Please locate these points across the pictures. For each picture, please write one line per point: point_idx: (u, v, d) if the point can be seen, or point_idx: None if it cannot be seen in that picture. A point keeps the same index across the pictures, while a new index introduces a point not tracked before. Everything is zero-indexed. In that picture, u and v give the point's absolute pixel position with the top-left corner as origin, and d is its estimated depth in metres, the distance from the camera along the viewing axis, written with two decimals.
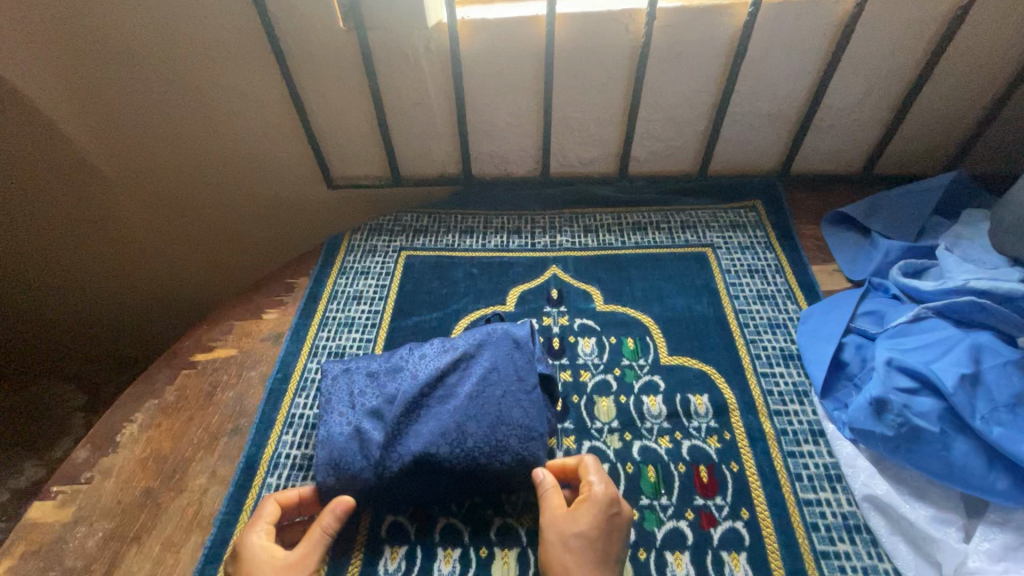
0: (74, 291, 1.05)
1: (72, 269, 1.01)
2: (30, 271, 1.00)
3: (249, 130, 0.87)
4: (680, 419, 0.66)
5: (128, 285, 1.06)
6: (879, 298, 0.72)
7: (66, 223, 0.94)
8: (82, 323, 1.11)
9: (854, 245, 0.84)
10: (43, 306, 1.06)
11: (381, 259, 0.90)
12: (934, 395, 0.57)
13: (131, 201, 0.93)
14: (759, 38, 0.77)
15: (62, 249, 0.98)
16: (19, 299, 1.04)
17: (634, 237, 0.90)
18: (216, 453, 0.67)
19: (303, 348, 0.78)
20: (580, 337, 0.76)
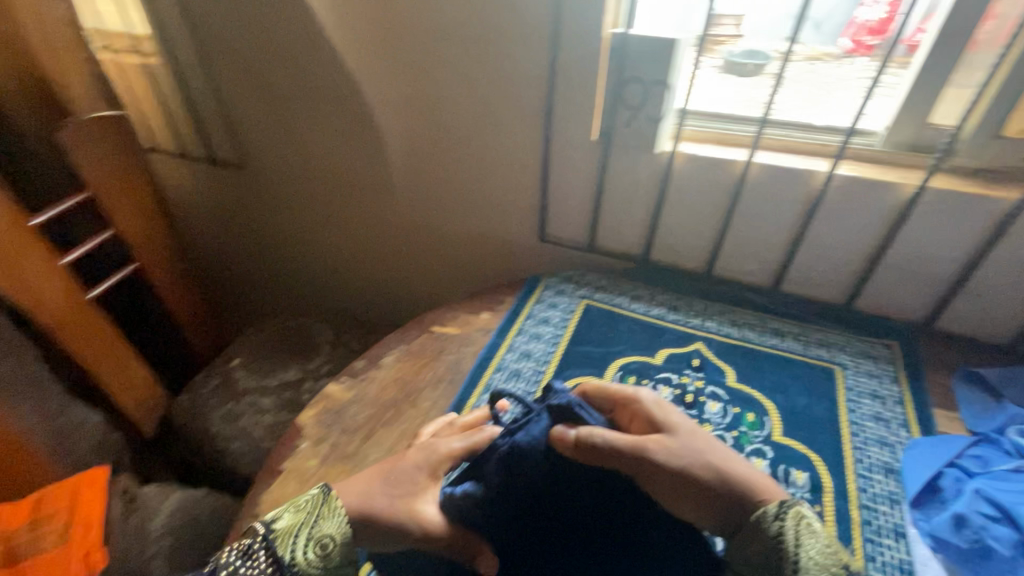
0: (373, 262, 1.60)
1: (374, 255, 1.58)
2: (352, 249, 1.60)
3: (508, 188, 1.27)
4: (779, 483, 0.83)
5: (398, 271, 1.58)
6: (990, 448, 0.82)
7: (387, 219, 1.48)
8: (366, 282, 1.67)
9: (983, 403, 0.94)
10: (352, 271, 1.66)
11: (567, 301, 1.20)
12: (1013, 527, 0.70)
13: (423, 219, 1.42)
14: (918, 211, 0.96)
15: (377, 234, 1.53)
16: (338, 264, 1.66)
17: (772, 339, 1.09)
18: (438, 390, 1.00)
19: (503, 343, 1.09)
20: (709, 399, 0.97)
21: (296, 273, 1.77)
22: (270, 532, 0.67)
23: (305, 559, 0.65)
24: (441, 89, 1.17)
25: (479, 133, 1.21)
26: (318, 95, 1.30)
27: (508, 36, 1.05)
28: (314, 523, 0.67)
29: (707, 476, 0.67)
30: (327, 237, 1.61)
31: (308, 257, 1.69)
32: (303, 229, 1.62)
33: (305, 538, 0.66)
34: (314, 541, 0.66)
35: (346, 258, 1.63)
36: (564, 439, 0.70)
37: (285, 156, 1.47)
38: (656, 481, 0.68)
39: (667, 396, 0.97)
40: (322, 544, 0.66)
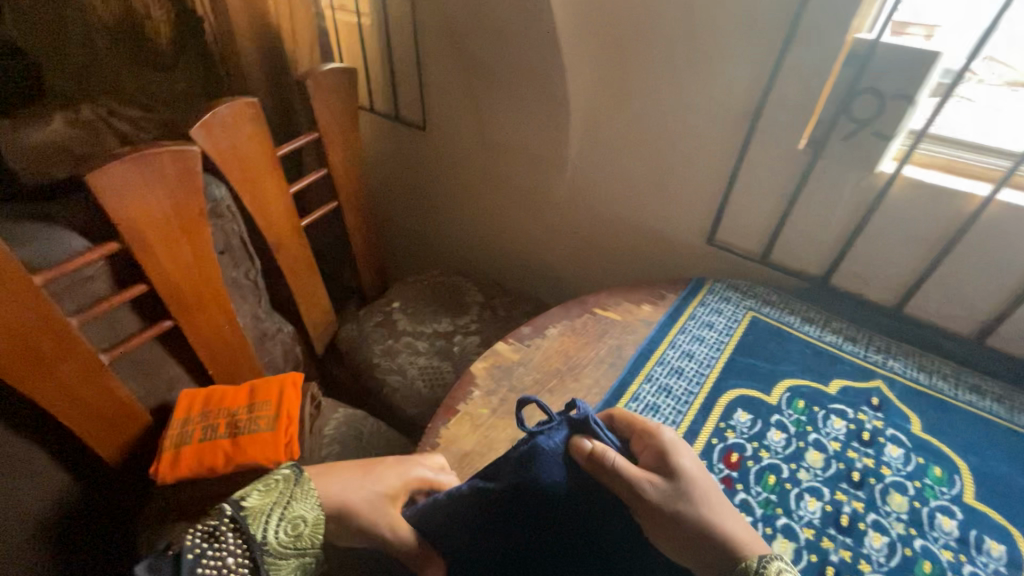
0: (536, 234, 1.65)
1: (524, 225, 1.63)
2: (513, 219, 1.67)
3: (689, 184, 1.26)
4: (969, 548, 0.77)
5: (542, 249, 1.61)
6: None
7: (560, 197, 1.52)
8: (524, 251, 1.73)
9: None
10: (511, 239, 1.72)
11: (732, 309, 1.17)
12: None
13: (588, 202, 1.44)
14: None
15: (547, 208, 1.57)
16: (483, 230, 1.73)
17: (969, 395, 0.99)
18: (600, 370, 1.03)
19: (665, 338, 1.09)
20: (889, 442, 0.91)
21: (457, 232, 1.86)
22: (235, 516, 0.64)
23: (279, 540, 0.66)
24: (644, 77, 1.18)
25: (671, 125, 1.21)
26: (517, 69, 1.34)
27: (733, 32, 1.03)
28: (276, 507, 0.68)
29: (690, 520, 0.66)
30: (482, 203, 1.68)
31: (456, 219, 1.78)
32: (475, 192, 1.71)
33: (281, 517, 0.67)
34: (287, 520, 0.67)
35: (494, 226, 1.70)
36: (584, 450, 0.68)
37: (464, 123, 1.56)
38: (654, 522, 0.66)
39: (840, 428, 0.93)
40: (297, 522, 0.68)
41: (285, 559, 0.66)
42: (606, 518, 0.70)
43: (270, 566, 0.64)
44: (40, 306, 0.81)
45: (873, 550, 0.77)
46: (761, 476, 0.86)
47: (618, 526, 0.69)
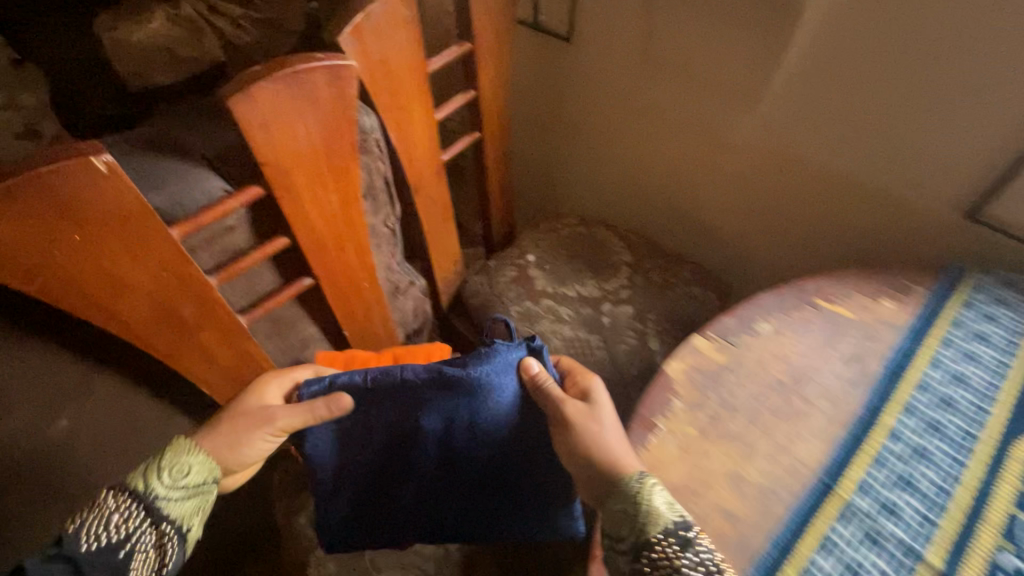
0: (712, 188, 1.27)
1: (685, 175, 1.30)
2: (678, 166, 1.30)
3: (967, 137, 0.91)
4: None
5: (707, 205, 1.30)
6: None
7: (757, 144, 1.14)
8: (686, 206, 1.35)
9: None
10: (670, 191, 1.35)
11: (1010, 317, 0.87)
12: None
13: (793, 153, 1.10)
14: None
15: (735, 158, 1.19)
16: (625, 176, 1.41)
17: None
18: (836, 387, 0.79)
19: (923, 352, 0.82)
20: None
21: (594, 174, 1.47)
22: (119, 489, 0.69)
23: (166, 488, 0.70)
24: None
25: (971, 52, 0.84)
26: None
27: None
28: (160, 469, 0.70)
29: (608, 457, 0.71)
30: (631, 143, 1.34)
31: (590, 160, 1.45)
32: (632, 128, 1.31)
33: (164, 479, 0.70)
34: (170, 473, 0.71)
35: (643, 172, 1.37)
36: (530, 372, 0.78)
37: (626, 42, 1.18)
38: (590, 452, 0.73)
39: None
40: (180, 468, 0.71)
41: (179, 497, 0.71)
42: (532, 436, 0.82)
43: (163, 508, 0.69)
44: (180, 268, 0.66)
45: None
46: None
47: (534, 432, 0.81)
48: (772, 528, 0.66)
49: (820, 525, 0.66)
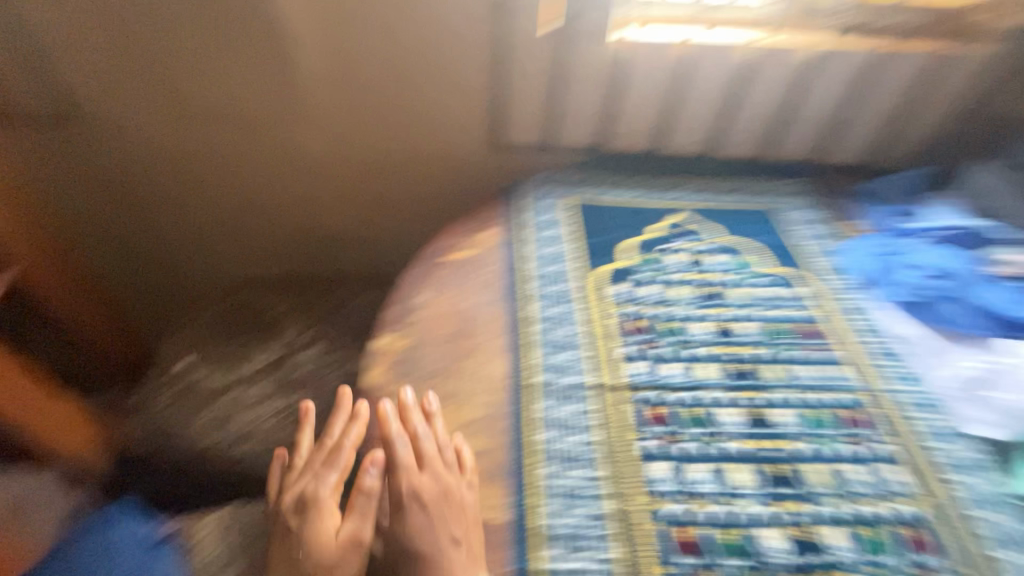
0: (317, 205, 1.43)
1: (295, 202, 1.42)
2: (281, 198, 1.40)
3: (447, 99, 1.26)
4: (785, 303, 1.04)
5: (328, 217, 1.45)
6: (895, 232, 1.11)
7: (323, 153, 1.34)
8: (313, 232, 1.47)
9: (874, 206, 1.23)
10: (289, 223, 1.45)
11: (550, 203, 1.21)
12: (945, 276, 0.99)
13: (359, 151, 1.34)
14: (812, 68, 1.18)
15: (317, 172, 1.37)
16: (244, 224, 1.44)
17: (725, 196, 1.27)
18: (487, 311, 0.97)
19: (522, 255, 1.08)
20: (709, 257, 1.12)
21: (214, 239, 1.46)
22: None
23: None
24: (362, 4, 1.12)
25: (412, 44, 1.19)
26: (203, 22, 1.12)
27: None
28: None
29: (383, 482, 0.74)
30: (234, 194, 1.39)
31: (207, 228, 1.44)
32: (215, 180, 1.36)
33: None
34: None
35: (258, 215, 1.43)
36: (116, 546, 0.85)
37: (171, 111, 1.23)
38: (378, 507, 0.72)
39: (680, 262, 1.10)
40: None
41: None
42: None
43: None
44: None
45: (750, 336, 0.97)
46: (661, 328, 0.97)
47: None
48: (506, 440, 0.79)
49: (529, 412, 0.82)
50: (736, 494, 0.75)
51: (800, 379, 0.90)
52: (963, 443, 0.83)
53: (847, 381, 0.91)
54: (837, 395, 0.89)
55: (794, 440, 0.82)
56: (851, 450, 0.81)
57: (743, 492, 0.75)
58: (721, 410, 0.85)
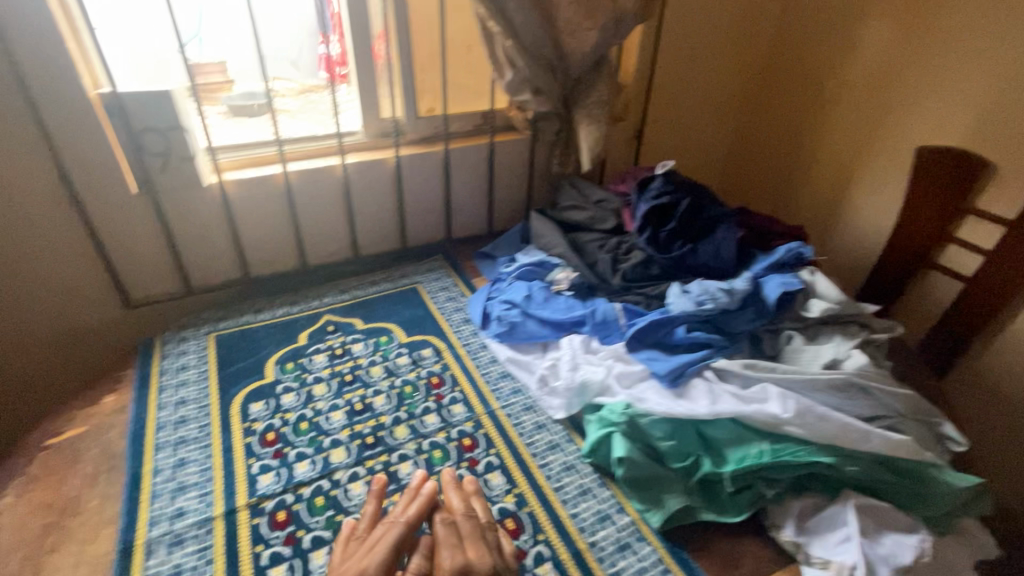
0: None
1: None
2: None
3: (51, 270, 1.18)
4: (418, 363, 1.19)
5: None
6: (495, 283, 1.40)
7: None
8: None
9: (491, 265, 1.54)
10: None
11: (192, 342, 1.22)
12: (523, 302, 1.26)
13: None
14: (404, 171, 1.47)
15: None
16: None
17: (372, 288, 1.45)
18: (100, 483, 0.91)
19: (152, 407, 1.06)
20: (355, 344, 1.24)
21: None
22: None
23: None
24: None
25: None
26: None
27: None
28: None
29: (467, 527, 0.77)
30: None
31: None
32: None
33: None
34: None
35: None
36: None
37: None
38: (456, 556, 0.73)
39: (323, 360, 1.19)
40: None
41: None
42: None
43: None
44: None
45: (382, 406, 1.08)
46: (298, 427, 1.02)
47: None
48: None
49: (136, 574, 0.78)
50: None
51: (424, 428, 1.03)
52: (549, 430, 1.04)
53: (465, 414, 1.07)
54: (455, 430, 1.03)
55: None
56: (461, 475, 0.95)
57: None
58: (349, 486, 0.92)
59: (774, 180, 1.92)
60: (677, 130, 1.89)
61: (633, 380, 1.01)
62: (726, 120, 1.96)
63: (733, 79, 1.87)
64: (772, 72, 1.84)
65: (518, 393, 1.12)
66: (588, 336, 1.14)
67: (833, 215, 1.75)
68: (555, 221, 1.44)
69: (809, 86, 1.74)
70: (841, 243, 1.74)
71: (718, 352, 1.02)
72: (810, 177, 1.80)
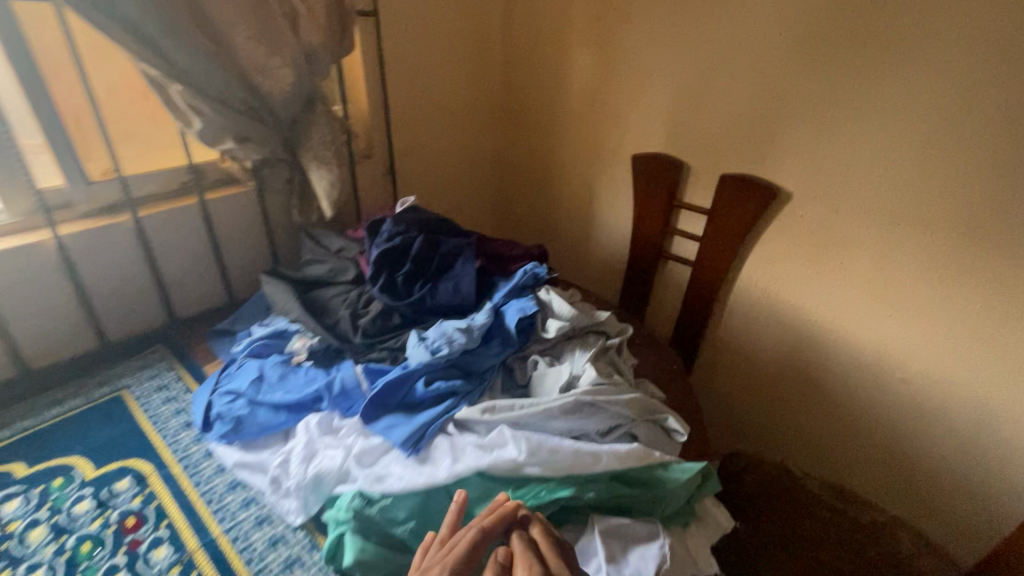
0: None
1: None
2: None
3: None
4: (107, 503, 0.91)
5: None
6: (224, 368, 1.16)
7: None
8: None
9: (230, 342, 1.28)
10: None
11: None
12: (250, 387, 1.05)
13: None
14: (74, 251, 1.15)
15: None
16: None
17: (50, 410, 1.09)
18: None
19: None
20: (6, 502, 0.90)
21: None
22: None
23: None
24: None
25: None
26: None
27: None
28: None
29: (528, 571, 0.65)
30: None
31: None
32: None
33: None
34: None
35: None
36: None
37: None
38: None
39: None
40: None
41: None
42: None
43: None
44: None
45: None
46: None
47: None
48: None
49: None
50: None
51: None
52: (287, 543, 0.85)
53: (170, 557, 0.83)
54: None
55: None
56: None
57: None
58: None
59: (533, 198, 1.99)
60: (433, 158, 1.84)
61: (375, 454, 0.88)
62: (481, 144, 1.97)
63: (478, 105, 1.89)
64: (511, 97, 1.89)
65: (250, 504, 0.91)
66: (330, 412, 0.99)
67: (586, 223, 1.86)
68: (292, 280, 1.26)
69: (542, 105, 1.81)
70: (601, 246, 1.84)
71: (463, 399, 0.95)
72: (560, 192, 1.89)
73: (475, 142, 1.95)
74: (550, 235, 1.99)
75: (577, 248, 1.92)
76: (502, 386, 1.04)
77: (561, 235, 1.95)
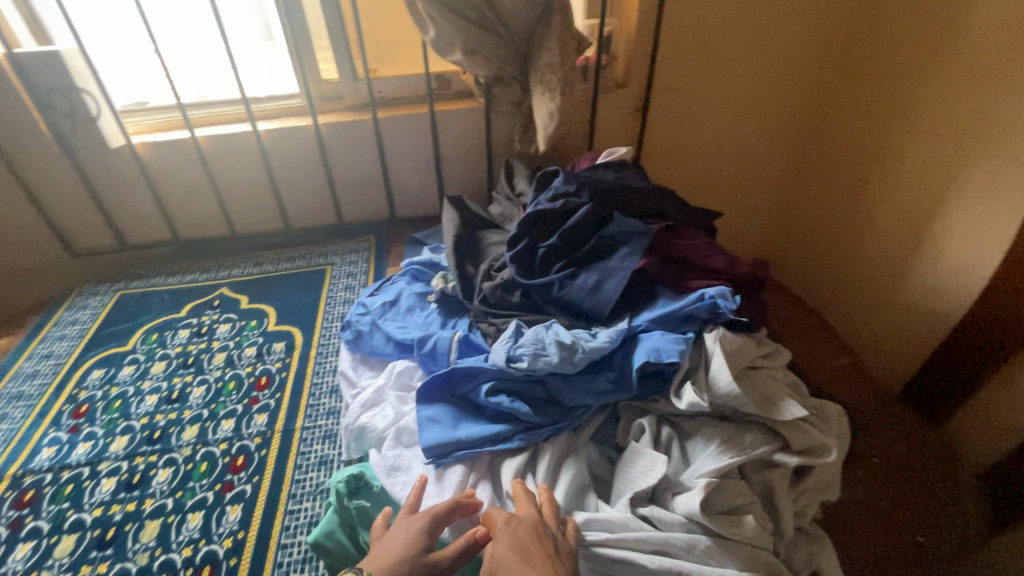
0: None
1: None
2: None
3: None
4: (263, 356, 1.09)
5: None
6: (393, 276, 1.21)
7: None
8: None
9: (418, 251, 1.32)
10: None
11: (97, 297, 1.27)
12: (383, 307, 1.06)
13: None
14: (328, 140, 1.34)
15: None
16: None
17: (284, 264, 1.37)
18: None
19: (23, 355, 1.12)
20: (223, 324, 1.18)
21: None
22: None
23: None
24: None
25: None
26: None
27: None
28: None
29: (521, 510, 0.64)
30: None
31: None
32: None
33: None
34: None
35: None
36: None
37: None
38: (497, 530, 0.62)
39: (185, 335, 1.15)
40: None
41: None
42: None
43: None
44: None
45: (194, 399, 1.00)
46: (107, 406, 1.00)
47: None
48: None
49: None
50: (38, 567, 0.76)
51: (211, 434, 0.94)
52: (328, 469, 0.87)
53: (261, 428, 0.95)
54: (238, 444, 0.92)
55: (151, 499, 0.84)
56: (203, 499, 0.84)
57: (52, 564, 0.76)
58: (100, 480, 0.87)
59: (850, 179, 1.31)
60: (716, 97, 1.35)
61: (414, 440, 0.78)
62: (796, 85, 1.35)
63: (818, 17, 1.25)
64: (884, 3, 1.15)
65: (331, 416, 0.96)
66: (415, 366, 0.91)
67: (921, 240, 1.14)
68: (469, 211, 1.17)
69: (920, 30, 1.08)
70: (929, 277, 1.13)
71: (522, 432, 0.75)
72: (901, 183, 1.18)
73: (792, 80, 1.35)
74: (852, 240, 1.33)
75: (892, 272, 1.22)
76: (594, 434, 0.78)
77: (870, 245, 1.27)
